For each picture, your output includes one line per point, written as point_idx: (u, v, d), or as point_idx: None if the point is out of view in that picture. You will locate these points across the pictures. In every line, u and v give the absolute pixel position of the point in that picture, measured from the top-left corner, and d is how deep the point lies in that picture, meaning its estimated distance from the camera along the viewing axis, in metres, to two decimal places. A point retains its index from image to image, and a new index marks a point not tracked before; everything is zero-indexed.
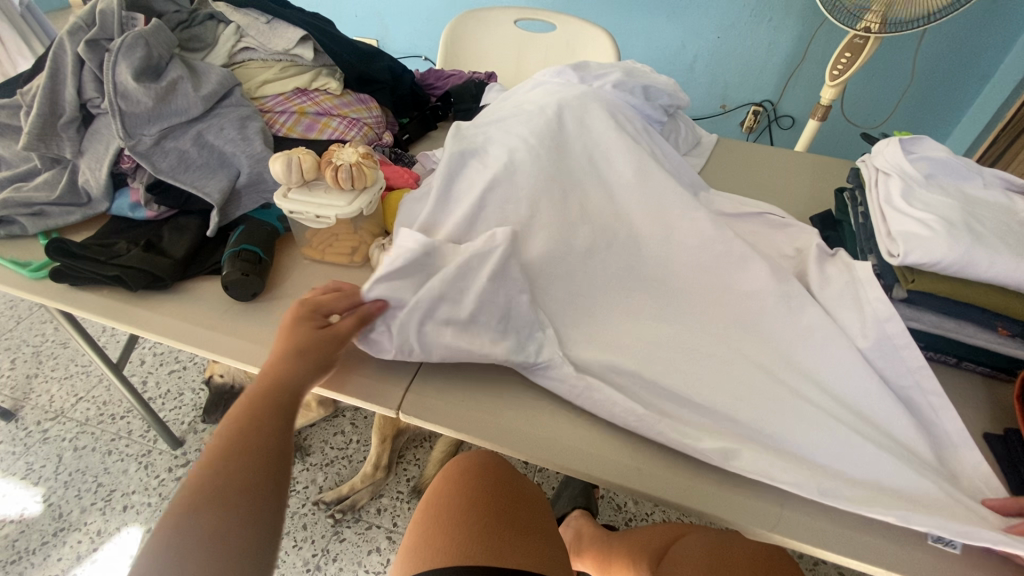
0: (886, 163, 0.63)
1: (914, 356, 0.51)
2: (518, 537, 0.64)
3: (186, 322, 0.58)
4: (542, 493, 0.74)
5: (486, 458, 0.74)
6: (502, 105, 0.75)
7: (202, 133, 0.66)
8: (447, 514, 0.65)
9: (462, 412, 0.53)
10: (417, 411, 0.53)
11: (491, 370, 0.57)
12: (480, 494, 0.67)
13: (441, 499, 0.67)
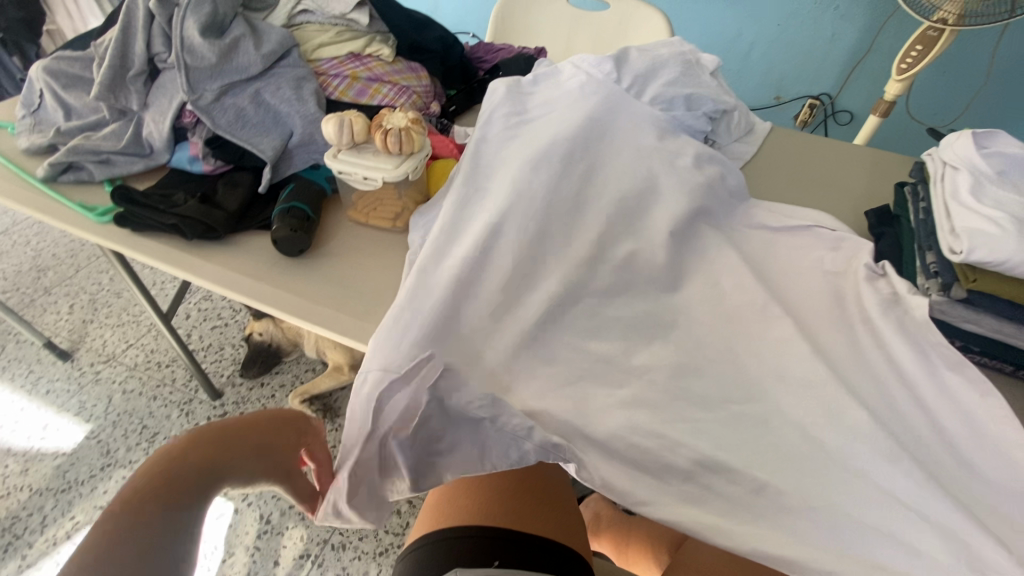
0: (956, 157, 0.60)
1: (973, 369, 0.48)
2: (541, 506, 0.65)
3: (235, 272, 0.61)
4: (569, 471, 0.73)
5: None
6: (514, 105, 0.70)
7: (260, 91, 0.68)
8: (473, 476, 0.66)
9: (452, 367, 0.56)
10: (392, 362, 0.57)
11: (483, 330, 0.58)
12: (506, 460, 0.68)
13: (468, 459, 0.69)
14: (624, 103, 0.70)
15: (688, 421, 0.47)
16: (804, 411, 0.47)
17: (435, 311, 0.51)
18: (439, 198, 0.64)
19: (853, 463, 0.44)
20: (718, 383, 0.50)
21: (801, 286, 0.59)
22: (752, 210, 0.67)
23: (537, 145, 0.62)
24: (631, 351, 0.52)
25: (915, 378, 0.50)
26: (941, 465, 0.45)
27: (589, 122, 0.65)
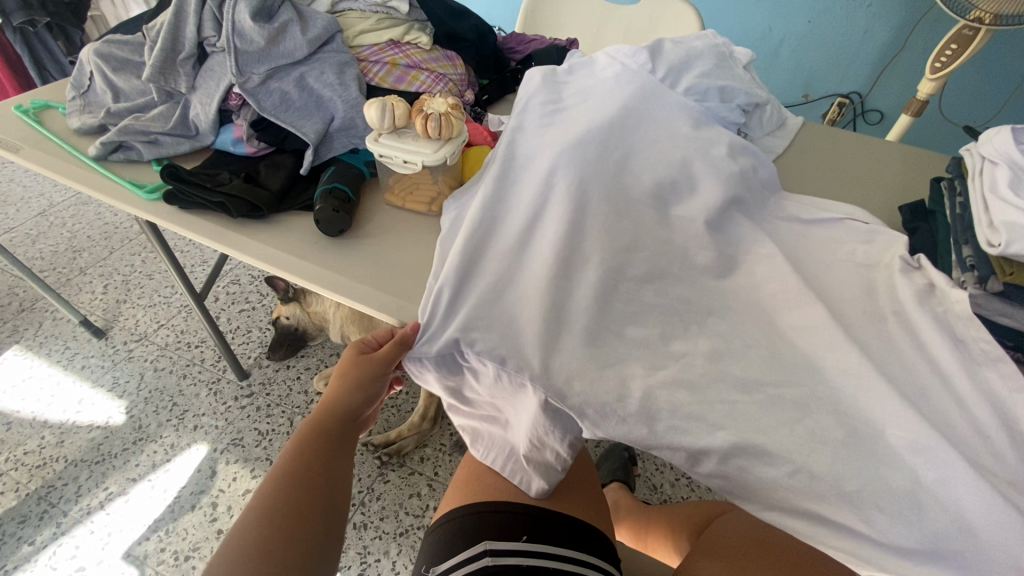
0: (994, 151, 0.60)
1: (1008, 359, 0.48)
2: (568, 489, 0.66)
3: (278, 249, 0.63)
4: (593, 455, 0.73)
5: None
6: (551, 92, 0.71)
7: (305, 75, 0.70)
8: None
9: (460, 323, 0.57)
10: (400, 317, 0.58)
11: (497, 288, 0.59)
12: None
13: None
14: (658, 95, 0.71)
15: (727, 402, 0.49)
16: (840, 399, 0.48)
17: (475, 297, 0.54)
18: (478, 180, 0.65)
19: (893, 449, 0.45)
20: (755, 368, 0.50)
21: (836, 277, 0.59)
22: (784, 205, 0.67)
23: (574, 131, 0.63)
24: (668, 335, 0.53)
25: (956, 369, 0.50)
26: (980, 453, 0.46)
27: (624, 111, 0.66)
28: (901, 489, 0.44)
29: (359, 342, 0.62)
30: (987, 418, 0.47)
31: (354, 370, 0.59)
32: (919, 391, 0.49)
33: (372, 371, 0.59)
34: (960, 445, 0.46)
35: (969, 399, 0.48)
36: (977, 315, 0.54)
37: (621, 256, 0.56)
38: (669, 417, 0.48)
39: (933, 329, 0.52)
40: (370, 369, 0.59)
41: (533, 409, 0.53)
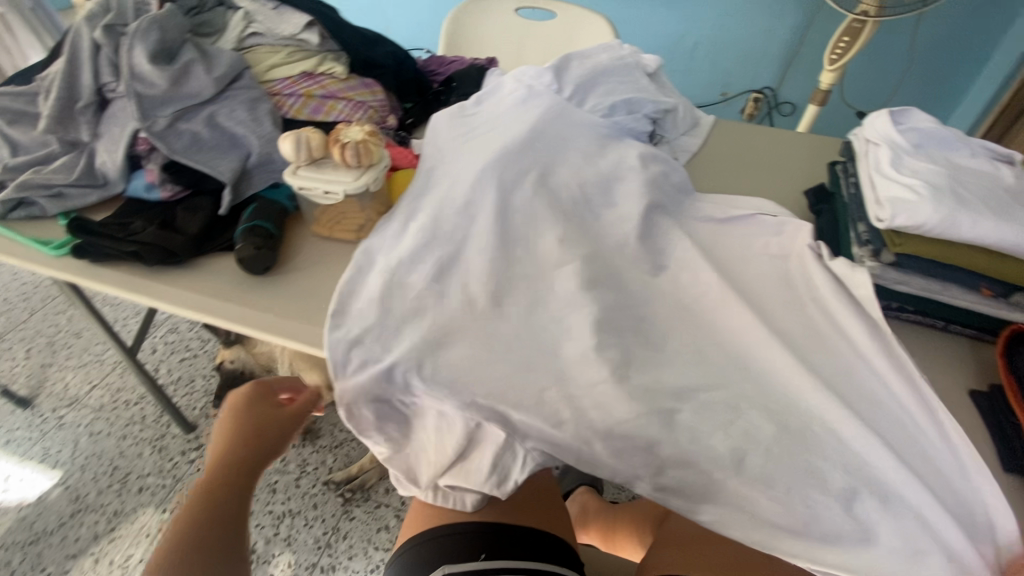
0: (875, 134, 0.65)
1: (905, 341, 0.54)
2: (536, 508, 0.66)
3: (201, 294, 0.61)
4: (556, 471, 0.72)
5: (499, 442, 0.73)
6: (456, 128, 0.74)
7: (214, 114, 0.68)
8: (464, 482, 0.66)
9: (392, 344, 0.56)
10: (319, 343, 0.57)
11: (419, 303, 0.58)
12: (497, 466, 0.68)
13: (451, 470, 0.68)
14: (564, 114, 0.74)
15: (665, 411, 0.50)
16: (762, 396, 0.52)
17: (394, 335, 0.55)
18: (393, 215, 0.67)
19: (808, 438, 0.49)
20: (685, 374, 0.53)
21: (754, 270, 0.63)
22: (703, 207, 0.71)
23: (484, 159, 0.66)
24: (605, 346, 0.53)
25: (868, 350, 0.54)
26: (896, 425, 0.50)
27: (535, 133, 0.69)
28: (825, 469, 0.47)
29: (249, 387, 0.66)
30: (892, 394, 0.52)
31: (263, 421, 0.63)
32: (835, 372, 0.53)
33: (282, 420, 0.64)
34: (873, 420, 0.50)
35: (878, 377, 0.53)
36: (875, 285, 0.58)
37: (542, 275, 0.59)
38: (612, 434, 0.49)
39: (845, 315, 0.57)
40: (283, 418, 0.64)
41: (484, 424, 0.53)
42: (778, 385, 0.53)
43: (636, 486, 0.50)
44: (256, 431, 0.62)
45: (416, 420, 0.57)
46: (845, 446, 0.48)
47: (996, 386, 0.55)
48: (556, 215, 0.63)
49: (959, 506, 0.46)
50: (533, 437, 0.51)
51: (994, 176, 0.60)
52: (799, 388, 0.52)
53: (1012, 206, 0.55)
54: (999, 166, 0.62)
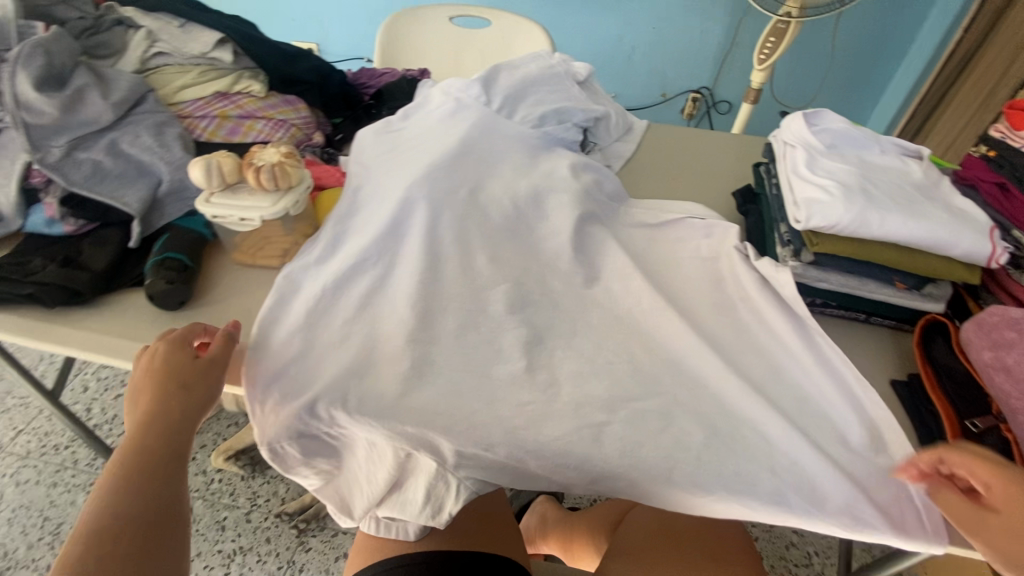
0: (792, 136, 0.67)
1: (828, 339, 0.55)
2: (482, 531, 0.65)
3: (112, 335, 0.57)
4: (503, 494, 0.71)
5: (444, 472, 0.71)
6: (384, 144, 0.72)
7: (116, 141, 0.64)
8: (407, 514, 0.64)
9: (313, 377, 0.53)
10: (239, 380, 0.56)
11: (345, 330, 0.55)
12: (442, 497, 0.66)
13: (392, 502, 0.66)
14: (492, 126, 0.73)
15: (593, 425, 0.50)
16: (697, 401, 0.52)
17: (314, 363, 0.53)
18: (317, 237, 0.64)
19: (737, 440, 0.49)
20: (619, 386, 0.52)
21: (684, 275, 0.64)
22: (635, 214, 0.72)
23: (412, 176, 0.64)
24: (533, 366, 0.54)
25: (793, 348, 0.56)
26: (822, 421, 0.51)
27: (464, 147, 0.68)
28: (754, 471, 0.48)
29: (162, 337, 0.54)
30: (823, 391, 0.53)
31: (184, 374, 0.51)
32: (763, 373, 0.55)
33: (205, 371, 0.52)
34: (802, 420, 0.51)
35: (809, 376, 0.54)
36: (798, 284, 0.60)
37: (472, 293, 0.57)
38: (543, 453, 0.50)
39: (770, 314, 0.58)
40: (209, 369, 0.53)
41: (416, 454, 0.52)
42: (706, 387, 0.53)
43: (571, 488, 0.53)
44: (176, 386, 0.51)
45: (345, 451, 0.55)
46: (772, 448, 0.49)
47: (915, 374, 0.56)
48: (484, 232, 0.63)
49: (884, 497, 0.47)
50: (468, 465, 0.51)
51: (903, 172, 0.63)
52: (727, 390, 0.52)
53: (919, 202, 0.57)
54: (907, 162, 0.65)
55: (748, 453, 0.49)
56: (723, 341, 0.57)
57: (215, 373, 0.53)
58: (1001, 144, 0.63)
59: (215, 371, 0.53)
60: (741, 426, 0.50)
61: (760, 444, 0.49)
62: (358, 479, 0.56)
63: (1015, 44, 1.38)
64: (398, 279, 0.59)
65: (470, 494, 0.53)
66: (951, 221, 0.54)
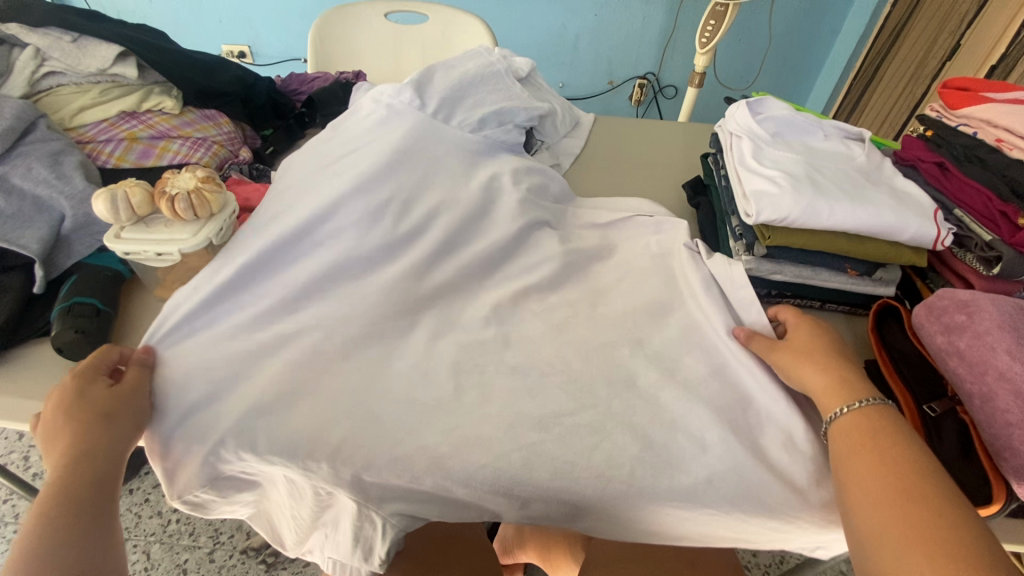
0: (737, 126, 0.66)
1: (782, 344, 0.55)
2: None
3: (17, 396, 0.51)
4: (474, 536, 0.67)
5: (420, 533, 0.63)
6: (315, 159, 0.67)
7: (5, 177, 0.57)
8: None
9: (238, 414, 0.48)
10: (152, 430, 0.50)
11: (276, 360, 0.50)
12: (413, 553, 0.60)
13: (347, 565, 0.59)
14: (429, 133, 0.70)
15: (526, 446, 0.49)
16: (635, 412, 0.51)
17: (244, 407, 0.48)
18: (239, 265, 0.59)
19: (683, 450, 0.49)
20: (553, 401, 0.51)
21: (638, 277, 0.63)
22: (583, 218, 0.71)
23: (346, 197, 0.60)
24: (462, 387, 0.52)
25: (749, 346, 0.55)
26: (787, 419, 0.50)
27: (398, 159, 0.65)
28: (700, 480, 0.47)
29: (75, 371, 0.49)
30: (765, 388, 0.52)
31: (104, 405, 0.46)
32: (713, 374, 0.54)
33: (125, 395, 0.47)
34: (747, 423, 0.51)
35: (753, 374, 0.53)
36: (752, 279, 0.59)
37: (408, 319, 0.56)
38: (471, 481, 0.48)
39: (716, 314, 0.57)
40: (127, 395, 0.47)
41: (335, 493, 0.50)
42: (659, 396, 0.52)
43: (506, 515, 0.51)
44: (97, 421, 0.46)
45: (267, 487, 0.53)
46: (725, 455, 0.48)
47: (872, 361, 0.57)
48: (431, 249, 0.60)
49: (828, 494, 0.48)
50: (392, 497, 0.49)
51: (848, 157, 0.63)
52: (678, 398, 0.52)
53: (865, 187, 0.57)
54: (850, 146, 0.65)
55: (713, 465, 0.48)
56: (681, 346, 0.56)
57: (135, 398, 0.47)
58: (937, 123, 0.67)
59: (141, 398, 0.48)
60: (691, 433, 0.50)
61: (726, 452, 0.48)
62: (284, 512, 0.56)
63: (938, 19, 1.44)
64: (336, 306, 0.55)
65: (398, 531, 0.51)
66: (896, 205, 0.54)
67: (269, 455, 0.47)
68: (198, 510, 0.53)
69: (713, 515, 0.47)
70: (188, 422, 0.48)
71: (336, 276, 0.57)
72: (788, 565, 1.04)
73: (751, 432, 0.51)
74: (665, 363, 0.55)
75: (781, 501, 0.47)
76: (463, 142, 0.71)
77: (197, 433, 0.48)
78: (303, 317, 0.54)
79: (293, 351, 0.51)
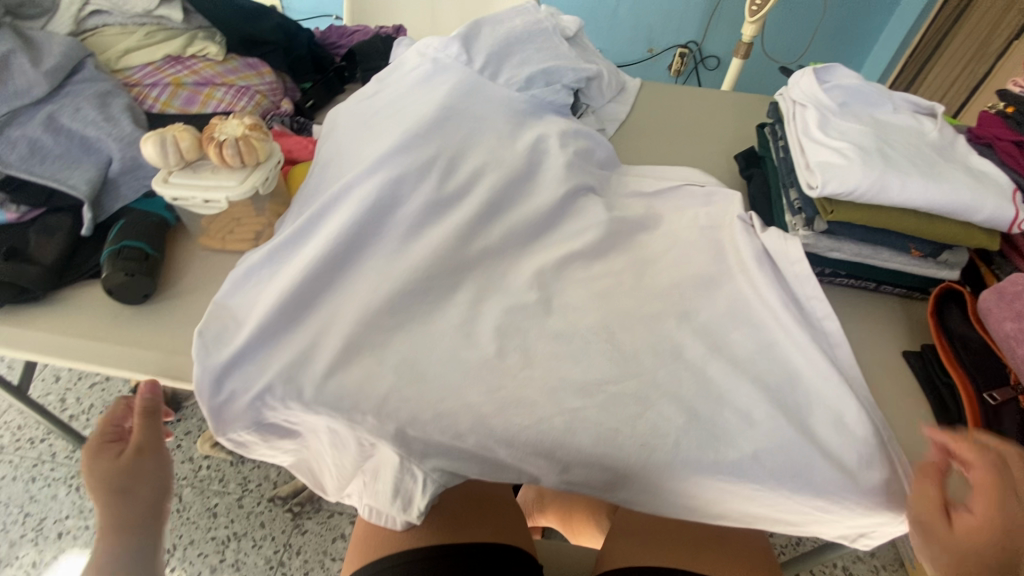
0: (802, 94, 0.63)
1: (834, 326, 0.54)
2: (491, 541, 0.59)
3: (69, 334, 0.52)
4: (509, 496, 0.66)
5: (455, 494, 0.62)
6: (358, 114, 0.66)
7: (54, 116, 0.57)
8: (410, 536, 0.58)
9: (283, 361, 0.50)
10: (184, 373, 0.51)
11: (320, 315, 0.52)
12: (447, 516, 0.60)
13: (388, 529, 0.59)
14: (475, 92, 0.68)
15: (569, 411, 0.48)
16: (681, 384, 0.50)
17: (290, 357, 0.50)
18: (285, 221, 0.59)
19: (729, 424, 0.48)
20: (594, 369, 0.50)
21: (686, 246, 0.61)
22: (630, 186, 0.69)
23: (392, 153, 0.59)
24: (505, 349, 0.51)
25: (798, 324, 0.53)
26: (838, 399, 0.49)
27: (444, 117, 0.64)
28: (746, 455, 0.47)
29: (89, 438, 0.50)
30: (814, 367, 0.51)
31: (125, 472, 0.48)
32: (764, 352, 0.53)
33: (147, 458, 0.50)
34: (796, 401, 0.50)
35: (805, 353, 0.51)
36: (808, 255, 0.57)
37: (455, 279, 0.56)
38: (514, 441, 0.48)
39: (767, 289, 0.55)
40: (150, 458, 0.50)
41: (378, 444, 0.51)
42: (705, 369, 0.51)
43: (543, 480, 0.51)
44: (122, 490, 0.48)
45: (309, 436, 0.54)
46: (772, 432, 0.47)
47: (929, 345, 0.56)
48: (476, 209, 0.59)
49: (880, 477, 0.47)
50: (432, 453, 0.50)
51: (918, 131, 0.60)
52: (725, 372, 0.51)
53: (938, 164, 0.54)
54: (921, 119, 0.61)
55: (759, 442, 0.47)
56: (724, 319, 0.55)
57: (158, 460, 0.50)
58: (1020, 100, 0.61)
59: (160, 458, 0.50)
60: (737, 408, 0.49)
61: (772, 428, 0.47)
62: (325, 459, 0.56)
63: None
64: (380, 265, 0.55)
65: (437, 486, 0.52)
66: (971, 183, 0.51)
67: (316, 403, 0.48)
68: (242, 450, 0.54)
69: (756, 491, 0.47)
70: (236, 367, 0.50)
71: (380, 235, 0.57)
72: (804, 546, 1.03)
73: (799, 411, 0.49)
74: (712, 337, 0.54)
75: (828, 480, 0.46)
76: (509, 101, 0.69)
77: (246, 377, 0.50)
78: (350, 274, 0.54)
79: (340, 309, 0.52)
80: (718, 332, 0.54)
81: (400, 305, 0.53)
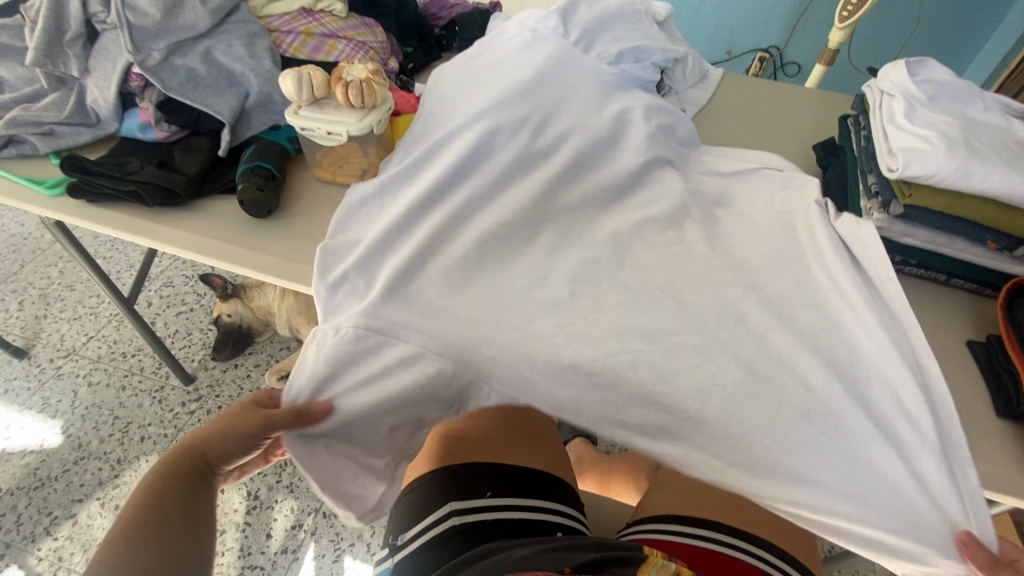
0: (891, 85, 0.64)
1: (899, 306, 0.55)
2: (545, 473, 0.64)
3: (202, 235, 0.61)
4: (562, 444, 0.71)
5: (517, 428, 0.68)
6: (460, 75, 0.73)
7: (210, 49, 0.66)
8: (476, 451, 0.64)
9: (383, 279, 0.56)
10: (283, 272, 0.58)
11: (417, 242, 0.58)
12: (510, 444, 0.65)
13: (459, 442, 0.65)
14: (570, 62, 0.72)
15: (632, 350, 0.53)
16: (741, 342, 0.53)
17: (389, 275, 0.56)
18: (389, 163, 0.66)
19: (784, 382, 0.51)
20: (659, 318, 0.55)
21: (758, 222, 0.64)
22: (707, 164, 0.72)
23: (491, 111, 0.65)
24: (577, 292, 0.56)
25: (862, 302, 0.55)
26: (895, 371, 0.51)
27: (539, 82, 0.69)
28: (798, 410, 0.50)
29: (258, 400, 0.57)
30: (876, 341, 0.53)
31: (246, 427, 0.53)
32: (824, 324, 0.55)
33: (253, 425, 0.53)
34: (852, 372, 0.52)
35: (866, 328, 0.53)
36: (881, 238, 0.59)
37: (538, 227, 0.61)
38: (579, 370, 0.53)
39: (835, 266, 0.58)
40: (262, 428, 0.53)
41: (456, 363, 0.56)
42: (767, 332, 0.54)
43: None
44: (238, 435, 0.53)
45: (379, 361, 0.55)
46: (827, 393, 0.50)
47: (994, 337, 0.57)
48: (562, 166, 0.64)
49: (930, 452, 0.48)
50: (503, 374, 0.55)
51: (1008, 131, 0.60)
52: (785, 336, 0.53)
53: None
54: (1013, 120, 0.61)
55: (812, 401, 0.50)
56: (789, 290, 0.58)
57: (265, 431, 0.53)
58: None
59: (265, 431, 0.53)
60: (794, 368, 0.52)
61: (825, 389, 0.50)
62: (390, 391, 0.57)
63: None
64: (472, 207, 0.61)
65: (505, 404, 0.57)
66: None
67: (408, 316, 0.54)
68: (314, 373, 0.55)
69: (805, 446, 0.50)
70: (343, 278, 0.56)
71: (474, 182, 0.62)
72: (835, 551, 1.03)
73: (854, 379, 0.52)
74: (776, 304, 0.57)
75: (878, 443, 0.48)
76: (599, 73, 0.73)
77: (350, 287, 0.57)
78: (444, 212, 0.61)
79: (434, 240, 0.58)
80: (782, 301, 0.57)
81: (487, 243, 0.58)
